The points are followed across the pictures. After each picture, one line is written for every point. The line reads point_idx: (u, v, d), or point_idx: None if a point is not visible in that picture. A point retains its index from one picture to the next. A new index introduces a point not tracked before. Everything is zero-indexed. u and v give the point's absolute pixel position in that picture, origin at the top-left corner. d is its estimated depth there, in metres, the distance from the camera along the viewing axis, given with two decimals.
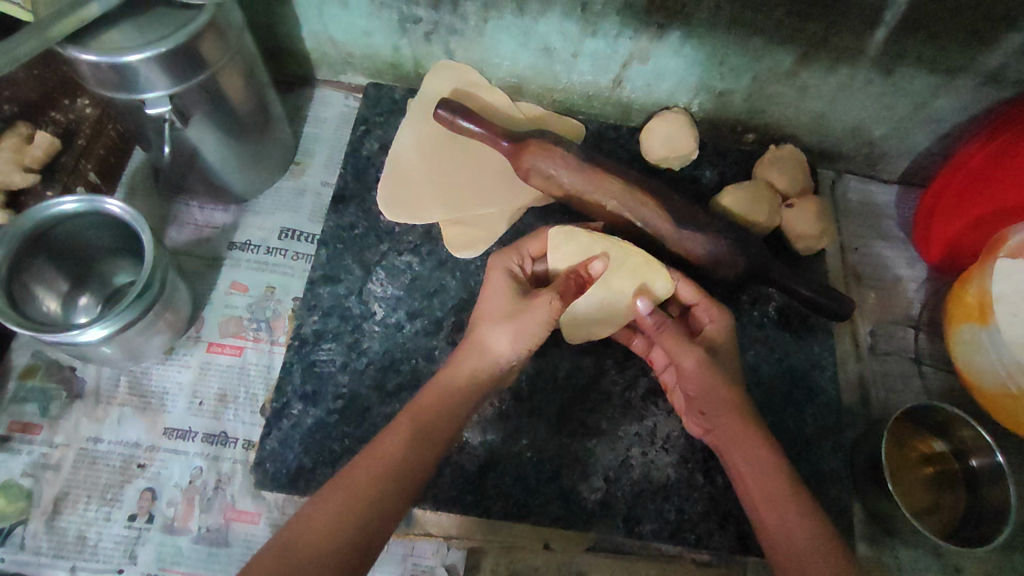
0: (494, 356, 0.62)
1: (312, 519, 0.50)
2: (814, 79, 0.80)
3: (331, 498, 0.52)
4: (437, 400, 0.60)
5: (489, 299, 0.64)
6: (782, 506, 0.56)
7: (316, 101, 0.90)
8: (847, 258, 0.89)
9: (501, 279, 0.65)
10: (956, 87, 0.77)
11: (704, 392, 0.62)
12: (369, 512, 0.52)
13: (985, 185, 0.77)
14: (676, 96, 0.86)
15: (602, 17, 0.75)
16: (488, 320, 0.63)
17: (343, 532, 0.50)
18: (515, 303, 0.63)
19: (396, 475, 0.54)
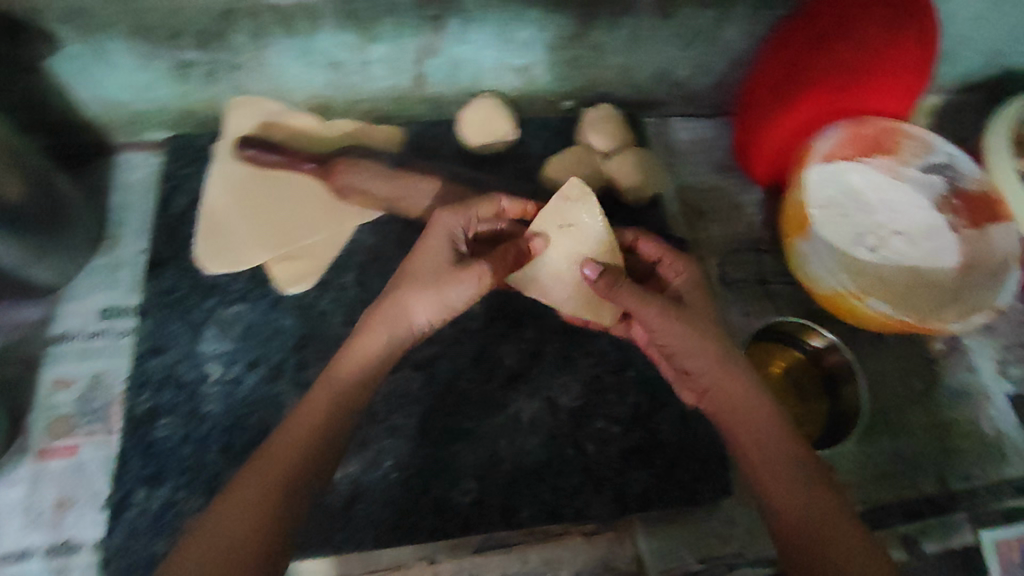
0: (406, 325, 0.61)
1: (253, 492, 0.53)
2: (604, 36, 0.77)
3: (275, 467, 0.54)
4: (352, 364, 0.60)
5: (445, 252, 0.62)
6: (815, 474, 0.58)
7: (120, 169, 0.84)
8: (687, 197, 0.90)
9: (454, 230, 0.63)
10: (737, 17, 0.78)
11: (687, 351, 0.62)
12: (276, 503, 0.53)
13: (783, 99, 0.80)
14: (482, 81, 0.82)
15: (375, 22, 0.70)
16: (411, 283, 0.61)
17: (274, 506, 0.53)
18: (444, 268, 0.61)
19: (316, 436, 0.56)
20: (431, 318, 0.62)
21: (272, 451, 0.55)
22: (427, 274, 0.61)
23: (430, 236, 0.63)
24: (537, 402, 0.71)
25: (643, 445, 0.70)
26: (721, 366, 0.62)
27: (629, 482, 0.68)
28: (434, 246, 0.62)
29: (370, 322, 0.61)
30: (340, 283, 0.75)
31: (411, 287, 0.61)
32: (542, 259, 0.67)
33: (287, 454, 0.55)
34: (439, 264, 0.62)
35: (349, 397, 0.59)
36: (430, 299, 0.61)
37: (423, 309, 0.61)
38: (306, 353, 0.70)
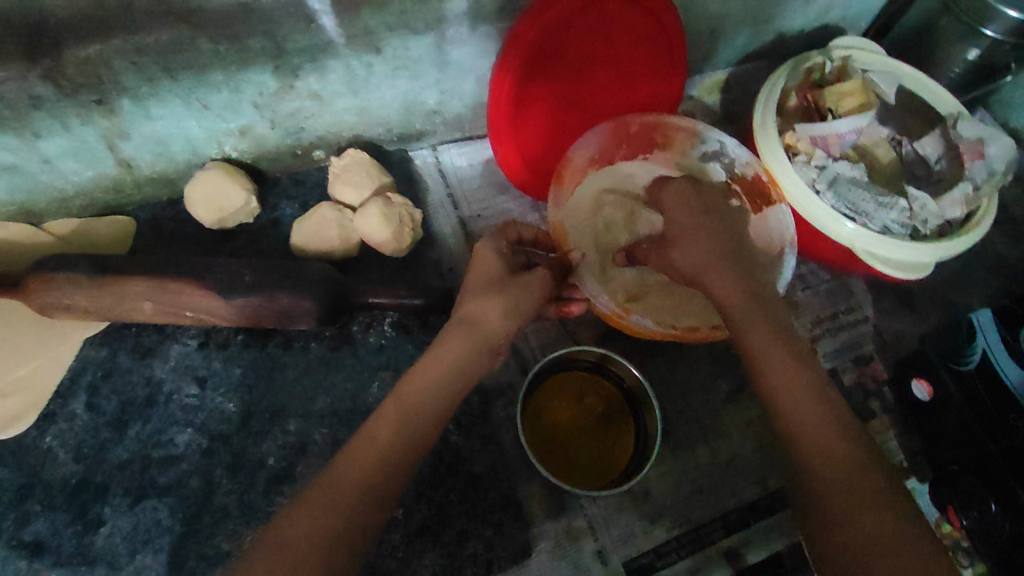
0: (487, 329, 0.55)
1: (302, 522, 0.44)
2: (314, 82, 0.70)
3: (333, 487, 0.46)
4: (416, 393, 0.51)
5: (487, 265, 0.59)
6: (821, 409, 0.49)
7: None
8: (471, 228, 0.84)
9: (495, 242, 0.61)
10: (454, 38, 0.71)
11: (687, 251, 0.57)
12: (349, 518, 0.45)
13: (528, 98, 0.74)
14: (202, 151, 0.74)
15: (25, 119, 0.61)
16: (478, 291, 0.57)
17: (342, 537, 0.44)
18: (509, 277, 0.58)
19: (402, 439, 0.49)
20: (510, 329, 0.57)
21: (329, 479, 0.46)
22: (498, 278, 0.58)
23: (488, 244, 0.61)
24: None
25: (429, 523, 0.64)
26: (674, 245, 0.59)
27: (416, 571, 0.62)
28: (491, 266, 0.59)
29: (447, 336, 0.55)
30: (68, 410, 0.66)
31: (468, 294, 0.57)
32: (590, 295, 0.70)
33: (374, 453, 0.48)
34: (504, 279, 0.58)
35: (367, 428, 0.49)
36: (512, 293, 0.57)
37: (489, 308, 0.56)
38: (28, 505, 0.62)
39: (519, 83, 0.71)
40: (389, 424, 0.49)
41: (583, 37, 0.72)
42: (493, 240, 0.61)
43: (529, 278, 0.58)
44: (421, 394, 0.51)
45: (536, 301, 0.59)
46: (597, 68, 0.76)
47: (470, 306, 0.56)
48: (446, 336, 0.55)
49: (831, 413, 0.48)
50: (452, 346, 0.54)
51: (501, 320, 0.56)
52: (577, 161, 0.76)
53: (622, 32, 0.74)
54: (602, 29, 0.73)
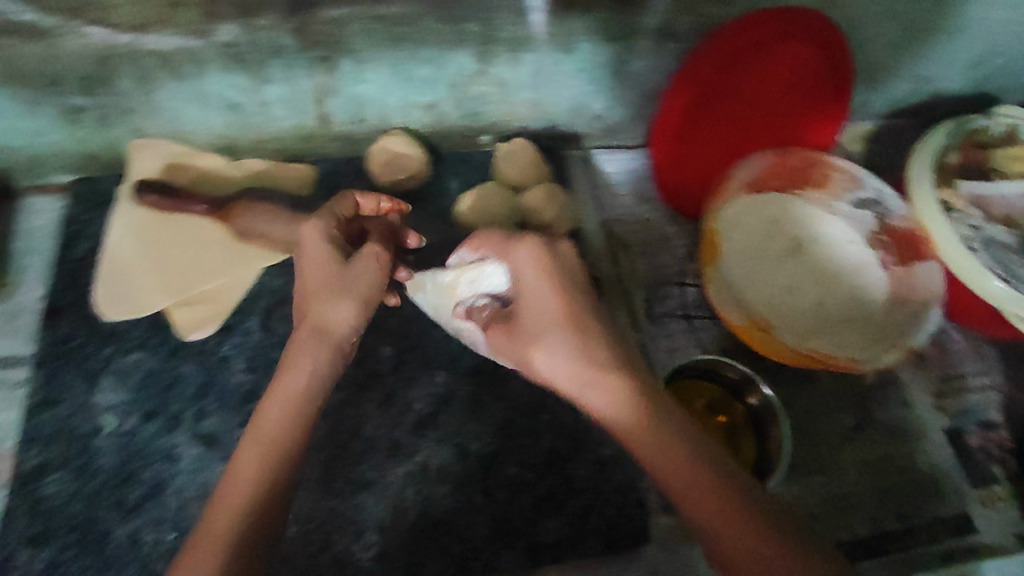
0: (336, 326, 0.62)
1: (221, 521, 0.51)
2: (506, 72, 0.76)
3: (216, 517, 0.52)
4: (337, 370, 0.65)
5: (325, 263, 0.65)
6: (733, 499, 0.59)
7: (26, 213, 0.82)
8: (612, 231, 0.89)
9: (307, 245, 0.66)
10: (639, 50, 0.76)
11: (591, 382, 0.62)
12: (251, 523, 0.51)
13: (698, 125, 0.79)
14: (390, 119, 0.81)
15: (264, 64, 0.70)
16: (320, 282, 0.63)
17: (230, 540, 0.51)
18: (336, 263, 0.64)
19: (262, 476, 0.54)
20: (359, 322, 0.64)
21: (223, 493, 0.53)
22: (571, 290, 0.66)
23: (541, 293, 0.65)
24: (448, 448, 0.70)
25: (554, 491, 0.69)
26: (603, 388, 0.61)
27: (541, 532, 0.67)
28: (540, 315, 0.64)
29: (300, 340, 0.61)
30: (245, 327, 0.74)
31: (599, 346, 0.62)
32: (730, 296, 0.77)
33: (239, 493, 0.52)
34: (338, 274, 0.64)
35: (234, 465, 0.54)
36: (342, 296, 0.62)
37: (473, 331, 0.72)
38: (205, 403, 0.70)
39: (691, 107, 0.77)
40: (250, 471, 0.54)
41: (759, 74, 0.76)
42: (312, 242, 0.65)
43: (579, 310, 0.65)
44: (269, 438, 0.55)
45: (374, 281, 0.65)
46: (768, 108, 0.80)
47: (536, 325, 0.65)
48: (300, 356, 0.59)
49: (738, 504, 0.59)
50: (291, 378, 0.59)
51: (345, 319, 0.62)
52: (734, 187, 0.80)
53: (805, 80, 0.78)
54: (781, 77, 0.78)
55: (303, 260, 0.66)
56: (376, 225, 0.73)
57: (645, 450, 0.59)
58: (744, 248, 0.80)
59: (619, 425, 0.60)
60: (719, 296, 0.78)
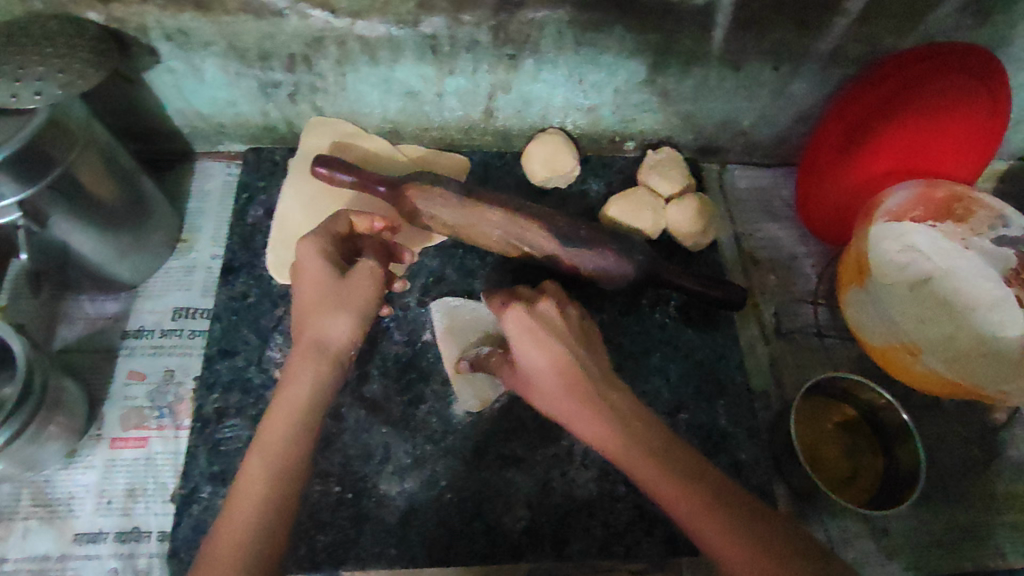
0: (332, 343, 0.63)
1: (226, 554, 0.50)
2: (671, 83, 0.80)
3: (238, 510, 0.52)
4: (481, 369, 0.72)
5: (314, 275, 0.64)
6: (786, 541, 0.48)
7: (197, 176, 0.87)
8: (743, 245, 0.91)
9: (306, 264, 0.65)
10: (804, 72, 0.79)
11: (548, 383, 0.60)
12: (271, 529, 0.52)
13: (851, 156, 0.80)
14: (548, 118, 0.85)
15: (455, 57, 0.74)
16: (331, 297, 0.63)
17: (256, 547, 0.51)
18: (330, 281, 0.63)
19: (276, 471, 0.55)
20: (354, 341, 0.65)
21: (235, 504, 0.53)
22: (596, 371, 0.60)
23: (535, 351, 0.59)
24: None
25: None
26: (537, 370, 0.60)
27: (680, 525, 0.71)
28: (537, 354, 0.60)
29: (296, 356, 0.62)
30: (404, 302, 0.78)
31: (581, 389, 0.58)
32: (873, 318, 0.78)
33: (255, 488, 0.53)
34: (333, 290, 0.63)
35: (243, 475, 0.55)
36: (339, 312, 0.63)
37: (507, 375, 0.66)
38: (368, 369, 0.74)
39: (846, 136, 0.80)
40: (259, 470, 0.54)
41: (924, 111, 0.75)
42: (308, 258, 0.65)
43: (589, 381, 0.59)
44: (277, 443, 0.56)
45: (369, 298, 0.65)
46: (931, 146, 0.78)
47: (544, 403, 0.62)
48: (298, 367, 0.61)
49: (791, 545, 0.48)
50: (294, 392, 0.59)
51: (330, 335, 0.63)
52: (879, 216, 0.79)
53: (973, 122, 0.76)
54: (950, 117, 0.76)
55: (298, 279, 0.66)
56: (373, 243, 0.70)
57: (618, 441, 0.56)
58: (885, 279, 0.82)
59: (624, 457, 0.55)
60: (862, 321, 0.79)
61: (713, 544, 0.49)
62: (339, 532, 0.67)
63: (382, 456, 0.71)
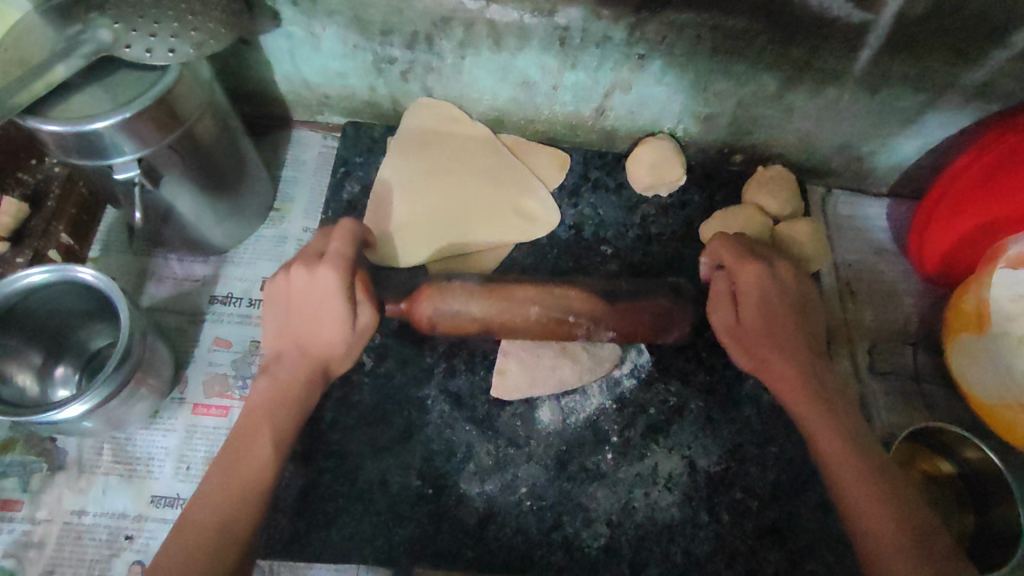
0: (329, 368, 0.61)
1: (208, 507, 0.53)
2: (799, 100, 0.76)
3: (237, 477, 0.55)
4: (572, 371, 0.70)
5: (320, 305, 0.59)
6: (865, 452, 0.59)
7: (295, 144, 0.86)
8: (841, 274, 0.87)
9: (324, 294, 0.58)
10: (943, 103, 0.74)
11: (768, 304, 0.65)
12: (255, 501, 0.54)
13: (972, 201, 0.75)
14: (660, 122, 0.82)
15: (582, 51, 0.71)
16: (332, 342, 0.60)
17: (234, 525, 0.53)
18: (344, 331, 0.59)
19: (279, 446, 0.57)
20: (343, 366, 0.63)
21: (232, 466, 0.55)
22: (802, 310, 0.66)
23: (749, 279, 0.65)
24: (677, 459, 0.70)
25: (779, 525, 0.69)
26: (749, 269, 0.65)
27: (761, 562, 0.67)
28: (742, 285, 0.66)
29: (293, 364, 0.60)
30: None
31: (789, 352, 0.65)
32: (983, 372, 0.73)
33: (258, 467, 0.55)
34: (342, 334, 0.59)
35: (246, 446, 0.56)
36: (350, 353, 0.61)
37: (723, 318, 0.68)
38: (455, 362, 0.73)
39: (974, 180, 0.75)
40: (266, 447, 0.56)
41: None
42: (326, 292, 0.58)
43: (800, 329, 0.65)
44: (283, 425, 0.58)
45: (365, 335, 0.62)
46: None
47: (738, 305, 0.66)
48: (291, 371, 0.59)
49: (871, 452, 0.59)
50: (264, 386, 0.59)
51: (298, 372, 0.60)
52: (1002, 263, 0.72)
53: None
54: None
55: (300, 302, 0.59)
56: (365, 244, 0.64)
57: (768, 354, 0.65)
58: None
59: (761, 365, 0.66)
60: (978, 375, 0.74)
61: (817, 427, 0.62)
62: (417, 527, 0.66)
63: (464, 454, 0.69)
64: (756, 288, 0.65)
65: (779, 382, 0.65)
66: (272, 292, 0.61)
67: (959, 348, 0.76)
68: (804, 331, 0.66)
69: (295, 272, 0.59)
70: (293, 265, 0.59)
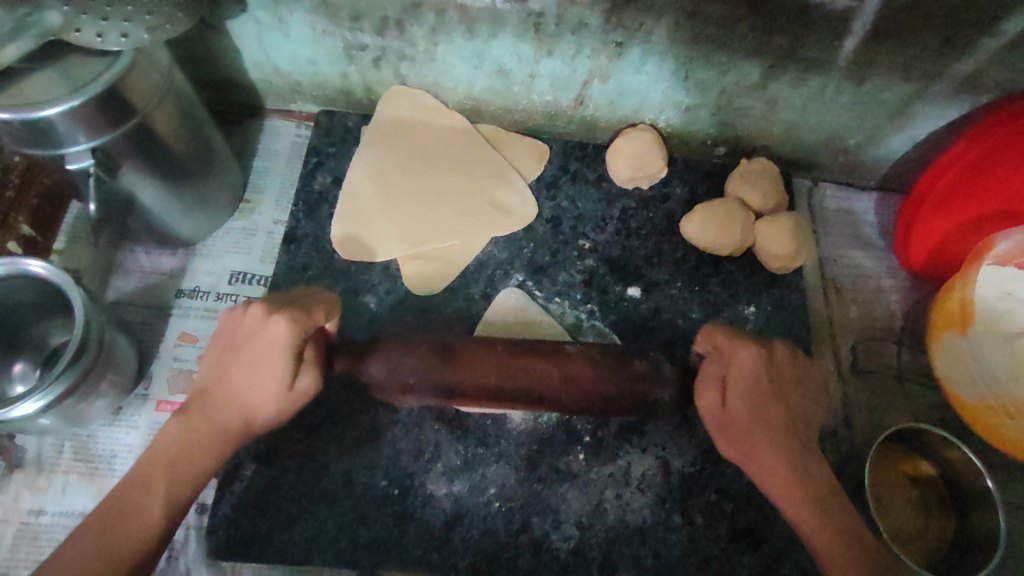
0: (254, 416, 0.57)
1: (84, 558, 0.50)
2: (783, 91, 0.73)
3: (114, 539, 0.51)
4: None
5: (263, 357, 0.55)
6: (840, 531, 0.57)
7: (266, 133, 0.84)
8: (826, 270, 0.85)
9: (271, 346, 0.54)
10: (931, 95, 0.72)
11: (756, 392, 0.60)
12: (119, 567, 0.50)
13: (959, 195, 0.73)
14: (641, 113, 0.80)
15: (557, 38, 0.68)
16: (251, 394, 0.56)
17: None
18: (284, 397, 0.56)
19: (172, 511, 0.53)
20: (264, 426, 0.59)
21: (117, 512, 0.52)
22: (789, 409, 0.61)
23: (740, 354, 0.60)
24: (651, 459, 0.69)
25: (753, 528, 0.67)
26: (741, 353, 0.60)
27: (734, 567, 0.66)
28: (740, 369, 0.59)
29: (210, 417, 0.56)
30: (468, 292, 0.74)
31: (775, 440, 0.59)
32: (967, 373, 0.71)
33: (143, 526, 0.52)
34: (272, 405, 0.56)
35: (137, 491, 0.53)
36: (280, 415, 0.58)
37: (709, 400, 0.61)
38: None
39: (961, 173, 0.73)
40: (156, 506, 0.52)
41: None
42: (273, 345, 0.54)
43: (789, 432, 0.60)
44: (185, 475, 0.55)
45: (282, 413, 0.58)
46: None
47: (737, 379, 0.60)
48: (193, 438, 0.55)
49: (847, 533, 0.57)
50: (173, 432, 0.56)
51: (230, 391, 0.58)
52: (988, 260, 0.70)
53: None
54: None
55: (243, 347, 0.55)
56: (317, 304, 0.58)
57: (753, 445, 0.60)
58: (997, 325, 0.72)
59: (750, 450, 0.60)
60: (960, 375, 0.71)
61: (795, 512, 0.58)
62: (382, 528, 0.64)
63: (431, 454, 0.67)
64: (741, 362, 0.60)
65: (759, 475, 0.60)
66: (224, 326, 0.58)
67: (937, 347, 0.74)
68: (789, 436, 0.60)
69: (251, 312, 0.55)
70: (251, 305, 0.56)
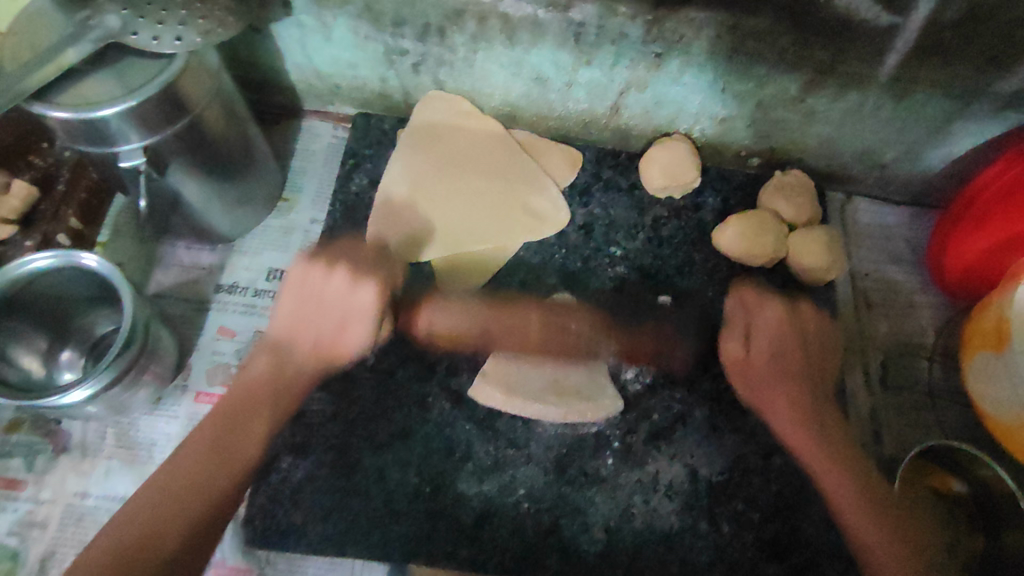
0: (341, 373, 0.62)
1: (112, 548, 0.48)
2: (821, 104, 0.73)
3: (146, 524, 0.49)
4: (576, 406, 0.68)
5: (350, 319, 0.59)
6: (858, 464, 0.60)
7: (305, 134, 0.86)
8: (858, 285, 0.85)
9: (360, 308, 0.58)
10: (972, 112, 0.71)
11: (782, 347, 0.65)
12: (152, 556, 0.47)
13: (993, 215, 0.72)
14: (675, 122, 0.80)
15: (597, 47, 0.69)
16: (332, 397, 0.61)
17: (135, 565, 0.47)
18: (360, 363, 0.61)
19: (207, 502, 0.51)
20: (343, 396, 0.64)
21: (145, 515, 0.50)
22: (809, 347, 0.66)
23: (763, 337, 0.66)
24: (678, 467, 0.69)
25: (780, 539, 0.67)
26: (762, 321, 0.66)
27: None
28: (763, 347, 0.65)
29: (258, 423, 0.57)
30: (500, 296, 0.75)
31: (787, 368, 0.65)
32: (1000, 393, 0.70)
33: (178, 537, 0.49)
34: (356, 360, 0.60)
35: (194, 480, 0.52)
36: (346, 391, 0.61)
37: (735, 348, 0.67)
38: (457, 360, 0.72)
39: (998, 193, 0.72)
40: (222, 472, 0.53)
41: None
42: (360, 307, 0.58)
43: (801, 358, 0.65)
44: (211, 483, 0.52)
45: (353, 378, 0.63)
46: None
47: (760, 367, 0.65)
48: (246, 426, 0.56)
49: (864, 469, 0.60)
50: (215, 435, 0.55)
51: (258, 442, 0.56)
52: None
53: None
54: None
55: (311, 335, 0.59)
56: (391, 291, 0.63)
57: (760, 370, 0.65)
58: None
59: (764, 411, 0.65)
60: (995, 395, 0.71)
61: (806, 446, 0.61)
62: (413, 524, 0.66)
63: (462, 454, 0.68)
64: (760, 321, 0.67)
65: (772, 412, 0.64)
66: (301, 277, 0.60)
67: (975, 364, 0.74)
68: (806, 356, 0.65)
69: (338, 277, 0.59)
70: (338, 269, 0.59)
